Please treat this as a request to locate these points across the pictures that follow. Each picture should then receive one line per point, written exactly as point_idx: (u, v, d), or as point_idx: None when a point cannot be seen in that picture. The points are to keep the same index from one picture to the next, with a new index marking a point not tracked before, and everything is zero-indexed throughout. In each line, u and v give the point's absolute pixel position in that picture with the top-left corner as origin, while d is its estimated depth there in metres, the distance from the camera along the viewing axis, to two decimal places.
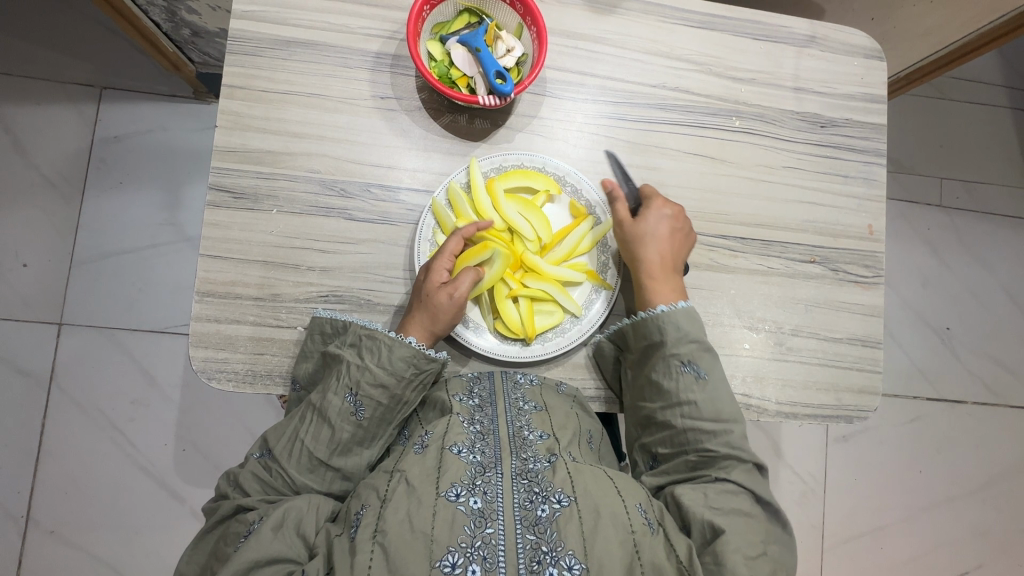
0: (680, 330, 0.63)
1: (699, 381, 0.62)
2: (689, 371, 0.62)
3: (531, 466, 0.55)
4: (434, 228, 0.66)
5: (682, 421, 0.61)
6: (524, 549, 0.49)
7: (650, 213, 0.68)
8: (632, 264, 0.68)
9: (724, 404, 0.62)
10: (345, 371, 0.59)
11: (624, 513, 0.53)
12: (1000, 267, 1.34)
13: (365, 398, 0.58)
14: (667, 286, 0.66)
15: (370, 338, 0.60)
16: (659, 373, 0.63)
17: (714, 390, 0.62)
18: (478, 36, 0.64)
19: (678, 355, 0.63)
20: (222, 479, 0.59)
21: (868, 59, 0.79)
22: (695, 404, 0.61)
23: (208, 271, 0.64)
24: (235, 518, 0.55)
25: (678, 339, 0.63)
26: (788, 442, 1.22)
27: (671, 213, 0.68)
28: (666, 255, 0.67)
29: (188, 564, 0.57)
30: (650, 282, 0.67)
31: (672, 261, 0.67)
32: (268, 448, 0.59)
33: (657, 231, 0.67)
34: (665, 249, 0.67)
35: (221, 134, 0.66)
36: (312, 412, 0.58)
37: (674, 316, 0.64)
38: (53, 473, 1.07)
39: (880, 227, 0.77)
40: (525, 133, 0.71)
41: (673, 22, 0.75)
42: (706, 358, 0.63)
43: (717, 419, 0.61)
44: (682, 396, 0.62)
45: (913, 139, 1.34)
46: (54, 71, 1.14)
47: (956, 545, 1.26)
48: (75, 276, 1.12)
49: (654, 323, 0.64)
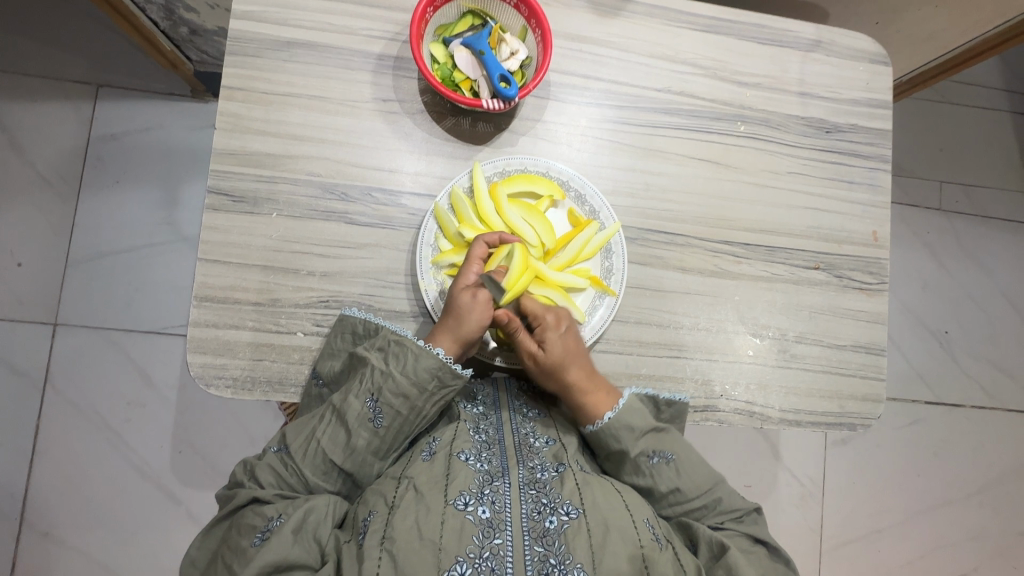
0: (633, 429, 0.60)
1: (669, 466, 0.60)
2: (658, 462, 0.60)
3: (539, 476, 0.55)
4: (436, 233, 0.65)
5: (672, 508, 0.60)
6: (532, 561, 0.49)
7: (549, 336, 0.61)
8: (559, 387, 0.62)
9: (700, 471, 0.61)
10: (369, 375, 0.57)
11: (632, 527, 0.52)
12: (999, 272, 1.34)
13: (386, 406, 0.57)
14: (601, 399, 0.62)
15: (399, 344, 0.58)
16: (631, 474, 0.61)
17: (687, 468, 0.61)
18: (481, 39, 0.63)
19: (642, 452, 0.60)
20: (238, 467, 0.59)
21: (873, 64, 0.79)
22: (677, 490, 0.60)
23: (207, 275, 0.63)
24: (250, 509, 0.54)
25: (635, 439, 0.60)
26: (788, 446, 1.22)
27: (566, 321, 0.63)
28: (587, 367, 0.62)
29: (200, 549, 0.57)
30: (586, 401, 0.61)
31: (590, 367, 0.63)
32: (285, 443, 0.57)
33: (568, 350, 0.61)
34: (583, 360, 0.62)
35: (220, 136, 0.65)
36: (332, 413, 0.57)
37: (624, 419, 0.60)
38: (48, 474, 1.06)
39: (884, 234, 0.77)
40: (528, 137, 0.70)
41: (678, 25, 0.74)
42: (665, 438, 0.62)
43: (702, 491, 0.60)
44: (663, 487, 0.60)
45: (914, 144, 1.34)
46: (50, 68, 1.13)
47: (955, 549, 1.26)
48: (69, 277, 1.10)
49: (610, 435, 0.60)
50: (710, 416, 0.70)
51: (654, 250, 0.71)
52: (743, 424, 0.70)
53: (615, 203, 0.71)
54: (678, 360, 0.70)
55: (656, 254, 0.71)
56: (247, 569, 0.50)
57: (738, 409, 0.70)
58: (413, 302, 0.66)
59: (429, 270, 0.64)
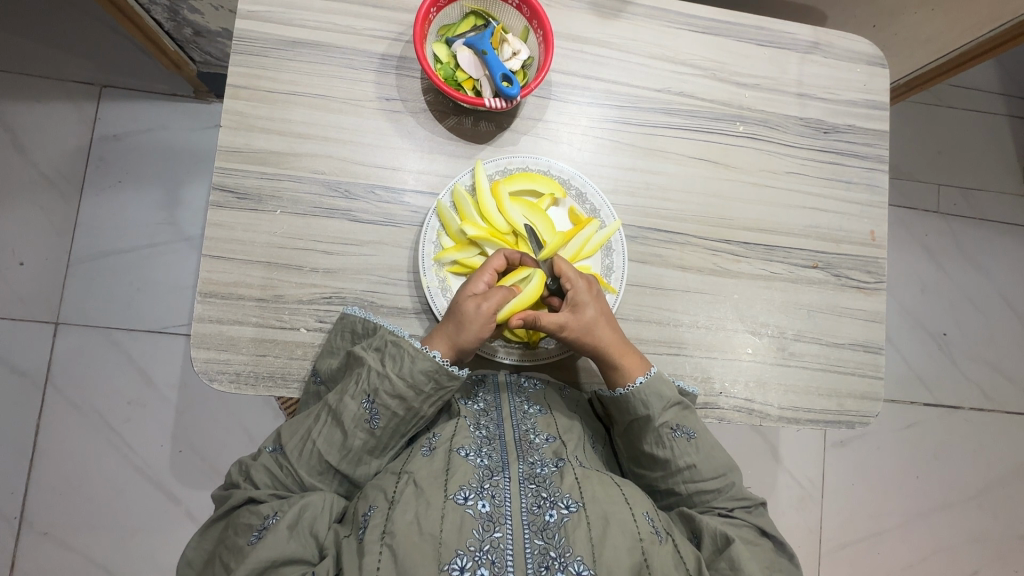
0: (662, 398, 0.61)
1: (690, 442, 0.61)
2: (680, 436, 0.61)
3: (538, 471, 0.55)
4: (438, 231, 0.66)
5: (685, 486, 0.61)
6: (532, 554, 0.49)
7: (583, 300, 0.62)
8: (593, 353, 0.63)
9: (718, 455, 0.62)
10: (365, 376, 0.58)
11: (632, 521, 0.52)
12: (997, 273, 1.35)
13: (382, 406, 0.57)
14: (632, 361, 0.63)
15: (395, 345, 0.59)
16: (651, 445, 0.62)
17: (706, 448, 0.61)
18: (484, 40, 0.64)
19: (666, 423, 0.61)
20: (234, 467, 0.59)
21: (870, 66, 0.80)
22: (694, 467, 0.61)
23: (211, 272, 0.64)
24: (246, 508, 0.55)
25: (662, 409, 0.61)
26: (786, 448, 1.22)
27: (594, 287, 0.64)
28: (617, 330, 0.64)
29: (196, 550, 0.57)
30: (619, 364, 0.63)
31: (619, 331, 0.64)
32: (280, 443, 0.58)
33: (600, 314, 0.62)
34: (613, 324, 0.64)
35: (224, 134, 0.66)
36: (328, 413, 0.58)
37: (654, 387, 0.62)
38: (48, 473, 1.06)
39: (881, 233, 0.77)
40: (530, 136, 0.71)
41: (678, 26, 0.75)
42: (689, 414, 0.62)
43: (717, 474, 0.61)
44: (680, 462, 0.61)
45: (911, 147, 1.35)
46: (54, 69, 1.14)
47: (954, 551, 1.26)
48: (71, 276, 1.11)
49: (639, 399, 0.61)
50: (710, 412, 0.70)
51: (654, 248, 0.72)
52: (742, 422, 0.71)
53: (616, 201, 0.72)
54: (678, 357, 0.70)
55: (656, 253, 0.72)
56: (242, 566, 0.50)
57: (737, 405, 0.71)
58: (416, 300, 0.67)
59: (431, 267, 0.65)
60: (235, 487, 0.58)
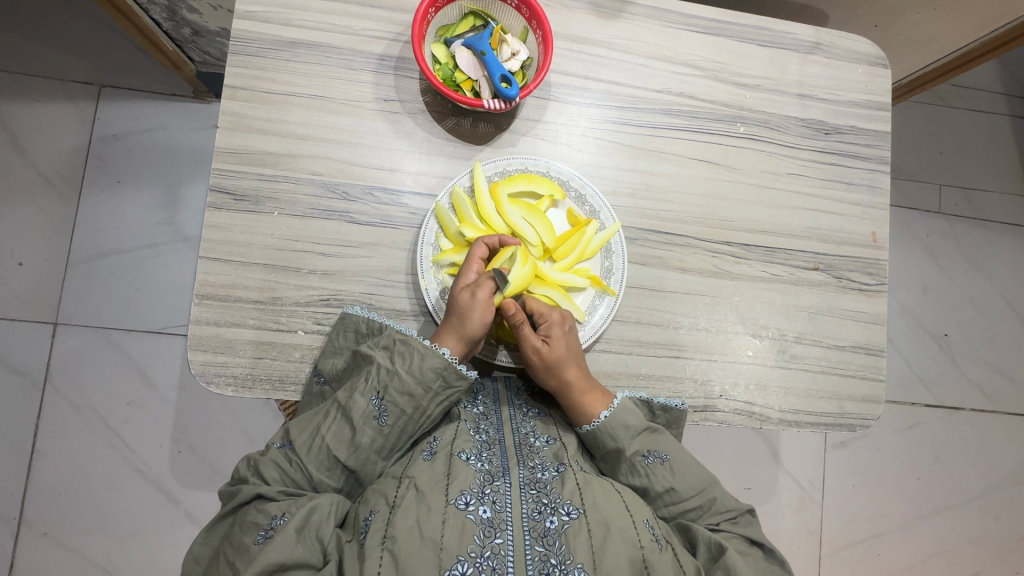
0: (628, 427, 0.61)
1: (664, 466, 0.61)
2: (652, 462, 0.61)
3: (539, 476, 0.55)
4: (437, 233, 0.66)
5: (668, 509, 0.60)
6: (533, 561, 0.49)
7: (555, 334, 0.61)
8: (557, 387, 0.62)
9: (696, 473, 0.61)
10: (375, 373, 0.58)
11: (633, 529, 0.52)
12: (998, 274, 1.34)
13: (391, 404, 0.57)
14: (597, 400, 0.62)
15: (404, 343, 0.59)
16: (627, 475, 0.61)
17: (681, 468, 0.61)
18: (483, 40, 0.63)
19: (637, 451, 0.61)
20: (241, 463, 0.58)
21: (872, 66, 0.79)
22: (673, 489, 0.60)
23: (208, 274, 0.64)
24: (254, 506, 0.54)
25: (630, 439, 0.61)
26: (788, 449, 1.22)
27: (568, 322, 0.63)
28: (584, 369, 0.63)
29: (202, 546, 0.57)
30: (582, 401, 0.62)
31: (587, 370, 0.63)
32: (289, 439, 0.57)
33: (569, 350, 0.62)
34: (581, 363, 0.63)
35: (222, 135, 0.66)
36: (337, 410, 0.57)
37: (620, 417, 0.61)
38: (47, 474, 1.06)
39: (882, 235, 0.77)
40: (529, 137, 0.71)
41: (678, 27, 0.75)
42: (659, 437, 0.62)
43: (697, 492, 0.60)
44: (657, 487, 0.60)
45: (913, 148, 1.34)
46: (52, 69, 1.14)
47: (955, 553, 1.26)
48: (70, 277, 1.11)
49: (605, 434, 0.61)
50: (709, 416, 0.70)
51: (653, 250, 0.71)
52: (743, 425, 0.70)
53: (616, 203, 0.71)
54: (677, 360, 0.70)
55: (656, 255, 0.71)
56: (249, 568, 0.50)
57: (737, 408, 0.70)
58: (414, 302, 0.66)
59: (430, 269, 0.65)
60: (241, 483, 0.57)
